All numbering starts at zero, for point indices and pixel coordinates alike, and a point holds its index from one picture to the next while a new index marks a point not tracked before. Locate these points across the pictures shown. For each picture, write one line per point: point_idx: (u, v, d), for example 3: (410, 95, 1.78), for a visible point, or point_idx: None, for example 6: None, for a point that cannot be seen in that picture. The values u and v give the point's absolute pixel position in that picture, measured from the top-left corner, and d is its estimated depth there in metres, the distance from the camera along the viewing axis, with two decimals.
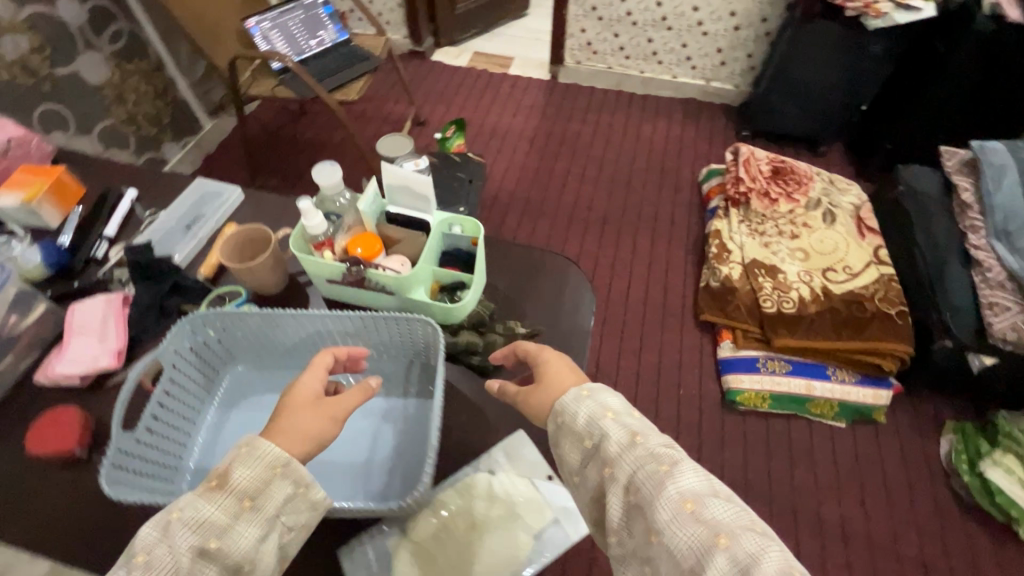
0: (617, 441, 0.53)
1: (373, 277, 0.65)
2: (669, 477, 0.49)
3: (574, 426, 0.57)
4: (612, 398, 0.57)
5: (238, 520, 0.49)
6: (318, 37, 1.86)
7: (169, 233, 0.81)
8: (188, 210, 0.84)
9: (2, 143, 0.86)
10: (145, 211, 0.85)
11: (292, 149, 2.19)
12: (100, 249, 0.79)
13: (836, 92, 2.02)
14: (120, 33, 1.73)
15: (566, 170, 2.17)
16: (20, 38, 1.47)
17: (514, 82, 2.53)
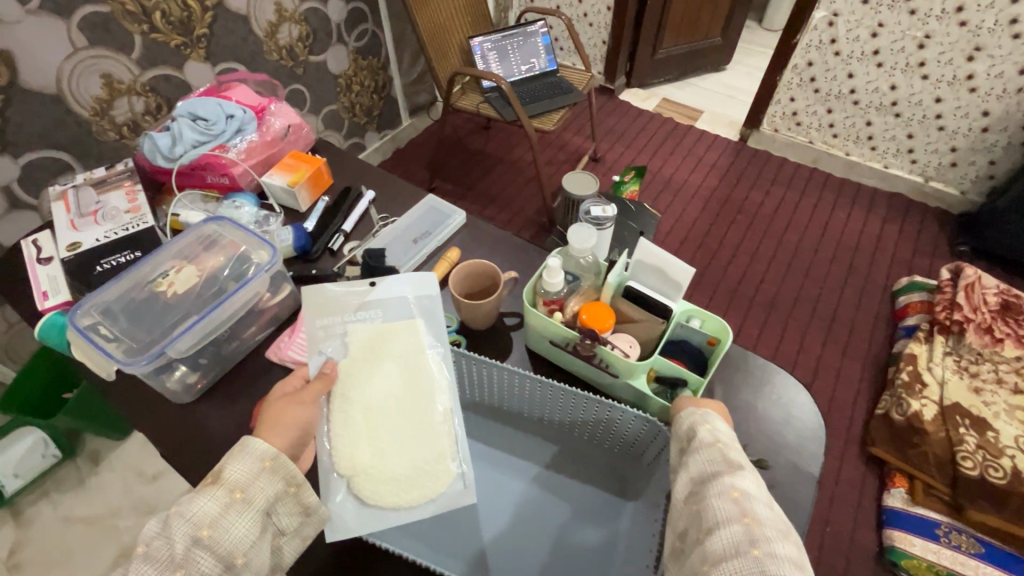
0: (721, 433, 0.55)
1: (601, 354, 0.64)
2: (729, 473, 0.50)
3: (703, 423, 0.56)
4: (718, 418, 0.56)
5: (228, 513, 0.50)
6: (530, 63, 1.93)
7: (397, 243, 0.85)
8: (415, 224, 0.88)
9: (282, 128, 0.93)
10: (377, 214, 0.91)
11: (471, 160, 2.31)
12: (337, 242, 0.85)
13: None
14: (366, 32, 1.92)
15: (738, 240, 2.03)
16: (295, 27, 1.66)
17: (699, 137, 2.44)
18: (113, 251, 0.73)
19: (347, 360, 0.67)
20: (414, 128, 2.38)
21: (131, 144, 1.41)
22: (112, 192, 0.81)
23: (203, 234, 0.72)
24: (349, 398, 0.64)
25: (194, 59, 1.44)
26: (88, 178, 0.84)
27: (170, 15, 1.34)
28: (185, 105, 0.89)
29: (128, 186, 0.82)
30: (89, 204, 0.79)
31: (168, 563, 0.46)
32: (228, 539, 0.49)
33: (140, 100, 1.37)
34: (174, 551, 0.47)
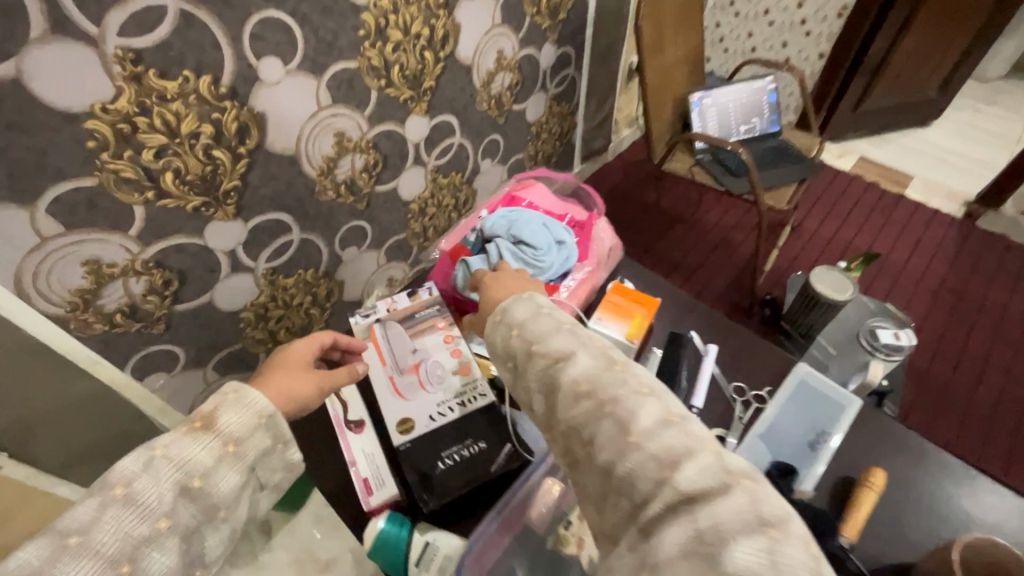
0: (541, 329, 0.62)
1: None
2: (562, 367, 0.57)
3: (526, 325, 0.63)
4: (538, 321, 0.63)
5: (220, 465, 0.58)
6: (750, 123, 1.67)
7: (794, 447, 0.83)
8: (804, 423, 0.85)
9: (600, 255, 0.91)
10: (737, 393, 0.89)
11: (644, 215, 2.09)
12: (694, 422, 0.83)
13: None
14: (566, 77, 1.75)
15: (986, 352, 1.67)
16: (508, 75, 1.50)
17: (915, 208, 2.08)
18: (457, 433, 0.86)
19: None
20: (582, 173, 2.19)
21: (346, 201, 1.30)
22: (429, 338, 0.95)
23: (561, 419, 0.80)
24: None
25: (416, 113, 1.31)
26: (401, 312, 0.99)
27: (407, 68, 1.22)
28: (497, 220, 0.90)
29: (443, 330, 0.97)
30: (411, 356, 0.94)
31: (152, 511, 0.53)
32: (215, 491, 0.57)
33: (361, 157, 1.26)
34: (163, 496, 0.54)
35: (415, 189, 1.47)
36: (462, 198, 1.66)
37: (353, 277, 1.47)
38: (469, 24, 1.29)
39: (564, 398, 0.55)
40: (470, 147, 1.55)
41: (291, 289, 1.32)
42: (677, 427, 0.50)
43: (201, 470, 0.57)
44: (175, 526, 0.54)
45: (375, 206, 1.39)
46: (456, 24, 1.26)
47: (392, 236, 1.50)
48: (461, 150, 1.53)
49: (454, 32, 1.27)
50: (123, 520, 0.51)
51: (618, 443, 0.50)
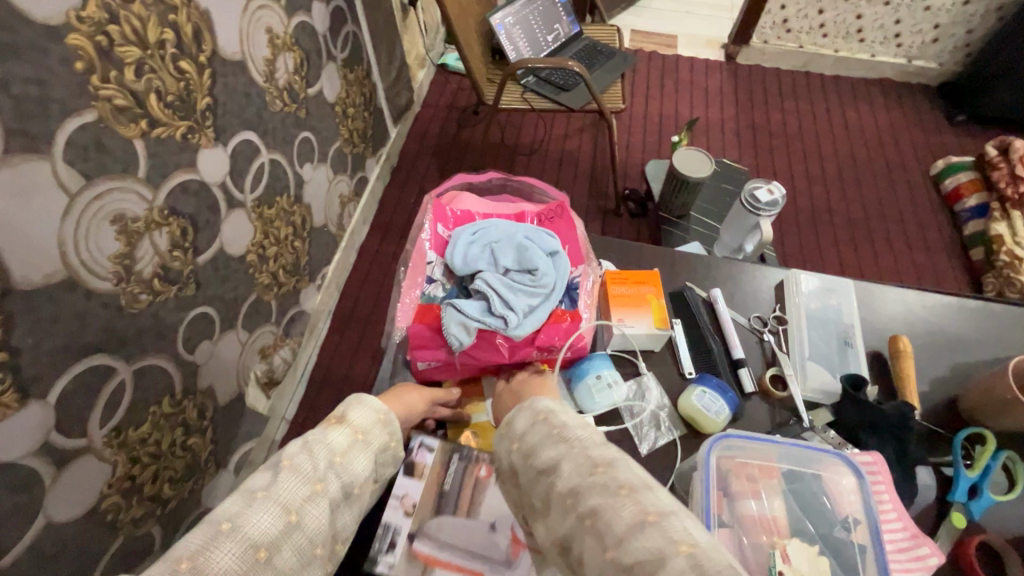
0: (524, 436, 0.55)
1: None
2: (544, 434, 0.54)
3: (520, 439, 0.55)
4: (526, 434, 0.55)
5: (353, 449, 0.56)
6: (554, 31, 1.62)
7: (830, 355, 0.71)
8: (823, 326, 0.74)
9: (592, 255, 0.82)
10: (749, 321, 0.74)
11: (483, 157, 1.98)
12: (747, 380, 0.69)
13: None
14: (348, 36, 1.46)
15: (788, 167, 2.01)
16: (290, 56, 1.19)
17: (691, 64, 2.31)
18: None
19: None
20: (400, 136, 1.96)
21: (168, 295, 0.95)
22: (493, 497, 0.62)
23: (648, 450, 0.65)
24: None
25: (205, 146, 0.97)
26: (427, 504, 0.62)
27: (167, 93, 0.86)
28: (466, 248, 0.78)
29: (493, 478, 0.64)
30: (495, 539, 0.60)
31: (309, 476, 0.51)
32: (352, 471, 0.55)
33: (162, 232, 0.91)
34: (317, 468, 0.52)
35: (244, 237, 1.14)
36: (298, 220, 1.35)
37: (220, 375, 1.14)
38: (218, 7, 0.95)
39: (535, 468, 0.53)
40: (283, 159, 1.24)
41: (152, 437, 0.96)
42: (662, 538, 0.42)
43: (340, 451, 0.55)
44: (326, 492, 0.51)
45: (207, 282, 1.05)
46: (202, 11, 0.92)
47: (243, 304, 1.17)
48: (275, 166, 1.21)
49: (205, 23, 0.93)
50: (291, 481, 0.50)
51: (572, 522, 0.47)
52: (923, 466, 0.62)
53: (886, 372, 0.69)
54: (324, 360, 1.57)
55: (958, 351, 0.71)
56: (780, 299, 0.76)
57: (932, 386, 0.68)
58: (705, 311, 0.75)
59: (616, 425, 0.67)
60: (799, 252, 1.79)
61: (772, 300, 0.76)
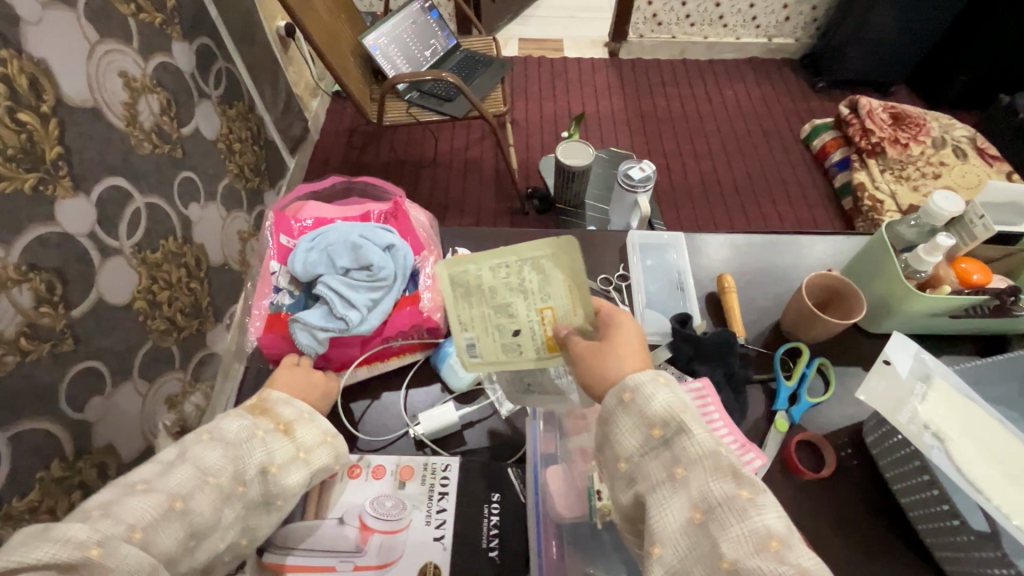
0: (659, 403, 0.47)
1: (979, 302, 0.61)
2: (674, 408, 0.47)
3: (645, 408, 0.48)
4: (658, 403, 0.47)
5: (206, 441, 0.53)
6: (431, 46, 1.67)
7: (666, 301, 0.78)
8: (659, 278, 0.80)
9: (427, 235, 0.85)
10: (596, 283, 0.79)
11: (388, 176, 2.01)
12: None
13: (894, 37, 2.17)
14: (221, 72, 1.46)
15: (676, 147, 2.14)
16: (153, 98, 1.18)
17: (578, 64, 2.43)
18: (471, 511, 0.63)
19: (938, 413, 0.50)
20: (300, 166, 1.96)
21: (40, 354, 0.91)
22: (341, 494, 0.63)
23: (510, 411, 0.71)
24: (980, 468, 0.47)
25: (63, 197, 0.95)
26: None
27: (7, 147, 0.85)
28: (305, 255, 0.78)
29: (339, 475, 0.65)
30: (344, 531, 0.61)
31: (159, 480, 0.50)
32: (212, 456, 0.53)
33: (23, 289, 0.87)
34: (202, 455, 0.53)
35: (127, 285, 1.11)
36: (191, 262, 1.33)
37: (120, 431, 1.09)
38: (59, 56, 0.94)
39: (630, 434, 0.48)
40: (162, 201, 1.22)
41: (43, 504, 0.91)
42: (791, 572, 0.38)
43: (236, 444, 0.55)
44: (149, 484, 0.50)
45: (90, 335, 1.01)
46: (38, 61, 0.90)
47: (137, 354, 1.14)
48: (154, 210, 1.19)
49: (43, 73, 0.91)
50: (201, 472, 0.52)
51: (675, 515, 0.43)
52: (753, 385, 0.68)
53: (714, 310, 0.76)
54: None
55: (783, 280, 0.80)
56: (624, 262, 0.83)
57: (759, 315, 0.75)
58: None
59: (479, 399, 0.72)
60: (698, 224, 1.91)
61: (617, 263, 0.83)
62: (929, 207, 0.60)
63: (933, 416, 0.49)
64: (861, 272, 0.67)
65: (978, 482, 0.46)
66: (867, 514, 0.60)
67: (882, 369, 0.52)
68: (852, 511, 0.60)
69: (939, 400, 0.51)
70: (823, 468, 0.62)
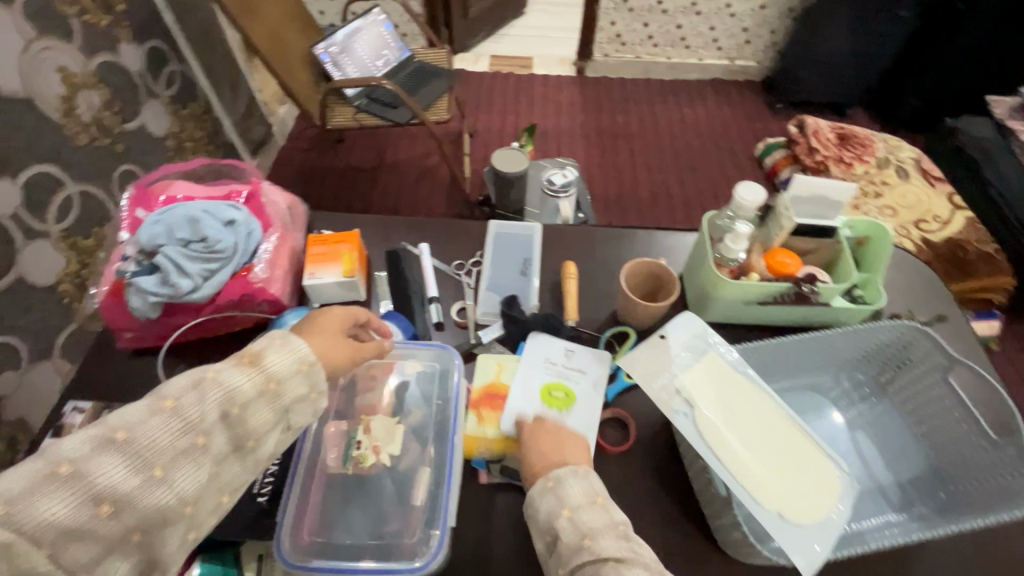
0: (574, 485, 0.52)
1: (778, 289, 0.64)
2: (558, 487, 0.52)
3: (563, 494, 0.52)
4: (575, 486, 0.52)
5: (260, 399, 0.53)
6: (383, 56, 1.74)
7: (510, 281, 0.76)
8: (509, 257, 0.78)
9: (283, 214, 0.80)
10: (450, 264, 0.78)
11: (345, 180, 2.07)
12: (433, 314, 0.73)
13: (847, 62, 2.23)
14: (174, 74, 1.53)
15: (631, 161, 2.19)
16: (93, 93, 1.24)
17: (544, 80, 2.50)
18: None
19: (696, 384, 0.59)
20: (261, 168, 2.03)
21: None
22: None
23: None
24: (718, 432, 0.55)
25: None
26: None
27: None
28: (151, 227, 0.70)
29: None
30: None
31: (190, 426, 0.48)
32: (249, 425, 0.52)
33: None
34: (204, 415, 0.49)
35: (53, 268, 1.16)
36: None
37: (34, 407, 1.13)
38: None
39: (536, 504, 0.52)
40: (98, 191, 1.27)
41: None
42: None
43: None
44: (209, 448, 0.49)
45: (6, 312, 1.06)
46: None
47: (59, 334, 1.18)
48: (88, 199, 1.25)
49: None
50: None
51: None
52: (583, 349, 0.67)
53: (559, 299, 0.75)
54: None
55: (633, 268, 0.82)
56: (479, 247, 0.80)
57: None
58: (409, 258, 0.78)
59: None
60: None
61: (475, 248, 0.80)
62: (735, 197, 0.64)
63: (691, 388, 0.58)
64: (693, 265, 0.71)
65: (734, 470, 0.53)
66: (665, 492, 0.63)
67: (656, 342, 0.62)
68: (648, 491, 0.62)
69: (706, 372, 0.60)
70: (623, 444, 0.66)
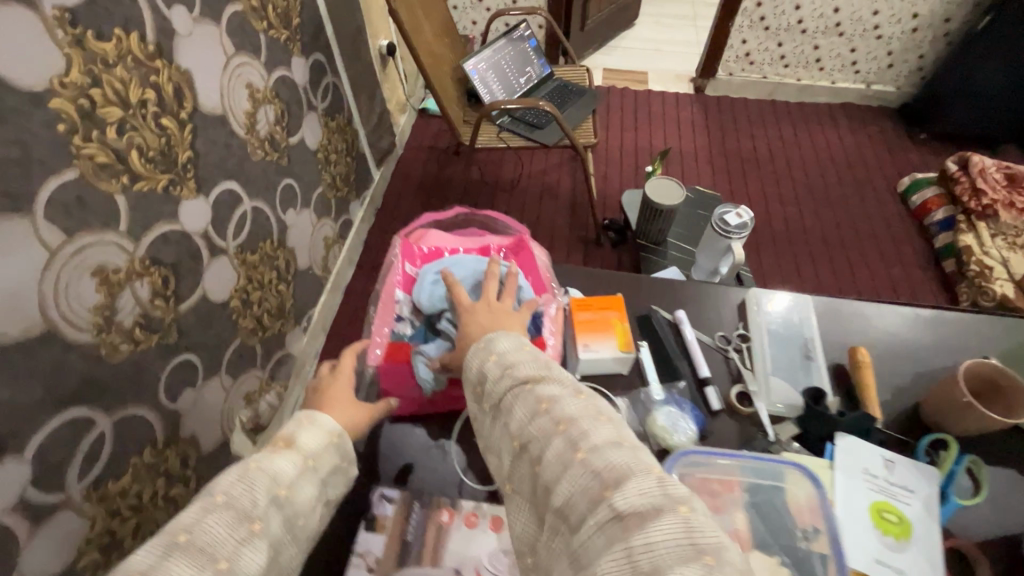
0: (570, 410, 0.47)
1: None
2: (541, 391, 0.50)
3: (544, 398, 0.49)
4: (568, 398, 0.48)
5: (303, 478, 0.51)
6: (526, 73, 1.69)
7: (789, 367, 0.71)
8: (782, 340, 0.74)
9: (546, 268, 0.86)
10: (714, 338, 0.75)
11: (464, 193, 2.04)
12: (712, 397, 0.68)
13: (1011, 95, 2.03)
14: (328, 86, 1.52)
15: (760, 190, 2.07)
16: (270, 108, 1.24)
17: (662, 97, 2.40)
18: None
19: None
20: (383, 178, 2.02)
21: (149, 344, 0.95)
22: (457, 543, 0.63)
23: None
24: None
25: (187, 198, 1.01)
26: (389, 555, 0.62)
27: (149, 149, 0.90)
28: (432, 287, 0.84)
29: (455, 521, 0.65)
30: None
31: (245, 514, 0.45)
32: (298, 503, 0.50)
33: (144, 282, 0.92)
34: (256, 502, 0.46)
35: (227, 283, 1.16)
36: (282, 264, 1.38)
37: (205, 422, 1.13)
38: (199, 65, 1.00)
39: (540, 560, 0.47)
40: (265, 206, 1.27)
41: (133, 489, 0.94)
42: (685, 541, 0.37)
43: None
44: (266, 532, 0.46)
45: (190, 329, 1.06)
46: (183, 70, 0.96)
47: (226, 350, 1.18)
48: (257, 214, 1.24)
49: (186, 82, 0.97)
50: None
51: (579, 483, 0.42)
52: (901, 461, 0.59)
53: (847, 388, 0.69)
54: None
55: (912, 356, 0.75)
56: (743, 317, 0.77)
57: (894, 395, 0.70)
58: (672, 331, 0.75)
59: None
60: (780, 274, 1.83)
61: (737, 322, 0.77)
62: None
63: None
64: None
65: None
66: None
67: None
68: None
69: None
70: None
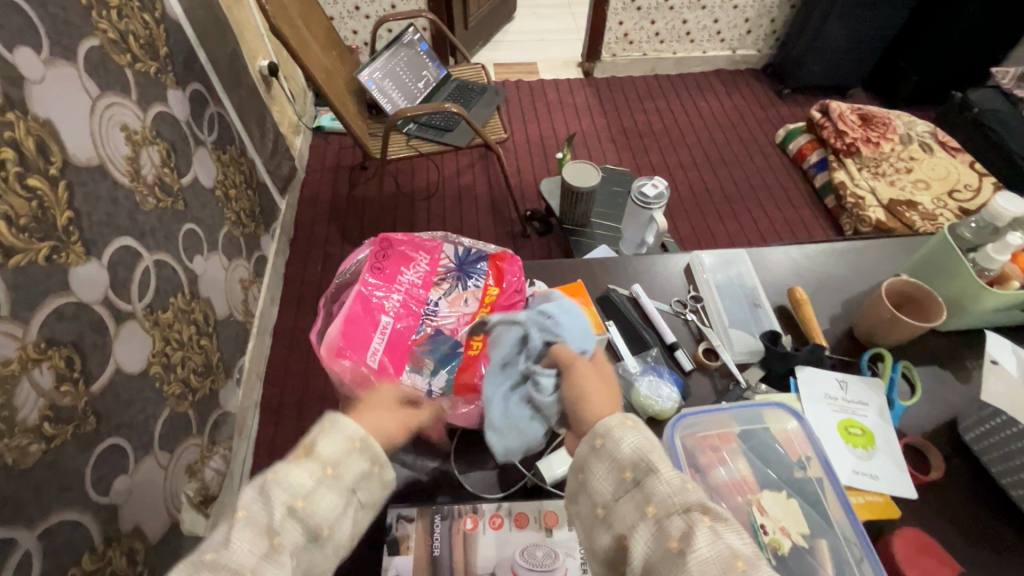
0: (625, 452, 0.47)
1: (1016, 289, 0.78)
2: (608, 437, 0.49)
3: (615, 453, 0.48)
4: (626, 436, 0.48)
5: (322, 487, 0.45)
6: (424, 77, 1.67)
7: (740, 319, 0.81)
8: (728, 296, 0.84)
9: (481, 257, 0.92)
10: (673, 305, 0.83)
11: (381, 208, 1.97)
12: (682, 358, 0.76)
13: (850, 45, 2.31)
14: (213, 117, 1.40)
15: (662, 159, 2.20)
16: (153, 149, 1.11)
17: (556, 85, 2.47)
18: None
19: None
20: (291, 207, 1.90)
21: (64, 438, 0.83)
22: (486, 549, 0.62)
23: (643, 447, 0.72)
24: None
25: (76, 264, 0.88)
26: None
27: (19, 216, 0.78)
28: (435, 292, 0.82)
29: (480, 526, 0.64)
30: None
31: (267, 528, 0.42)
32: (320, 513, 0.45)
33: (44, 369, 0.80)
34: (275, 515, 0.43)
35: (142, 351, 1.03)
36: (199, 317, 1.25)
37: (148, 508, 1.00)
38: (61, 113, 0.88)
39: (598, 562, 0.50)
40: (169, 258, 1.14)
41: None
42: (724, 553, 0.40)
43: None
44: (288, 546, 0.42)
45: (110, 410, 0.93)
46: (43, 121, 0.84)
47: (156, 423, 1.05)
48: (161, 268, 1.12)
49: (50, 135, 0.85)
50: None
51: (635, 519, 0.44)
52: (853, 380, 0.72)
53: (789, 326, 0.80)
54: (261, 460, 1.45)
55: (835, 288, 0.85)
56: (691, 282, 0.86)
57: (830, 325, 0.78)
58: (635, 307, 0.81)
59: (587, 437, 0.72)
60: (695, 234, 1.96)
61: (687, 287, 0.85)
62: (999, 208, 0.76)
63: None
64: (933, 274, 0.82)
65: None
66: (980, 508, 0.64)
67: None
68: (971, 509, 0.64)
69: None
70: (931, 471, 0.68)
